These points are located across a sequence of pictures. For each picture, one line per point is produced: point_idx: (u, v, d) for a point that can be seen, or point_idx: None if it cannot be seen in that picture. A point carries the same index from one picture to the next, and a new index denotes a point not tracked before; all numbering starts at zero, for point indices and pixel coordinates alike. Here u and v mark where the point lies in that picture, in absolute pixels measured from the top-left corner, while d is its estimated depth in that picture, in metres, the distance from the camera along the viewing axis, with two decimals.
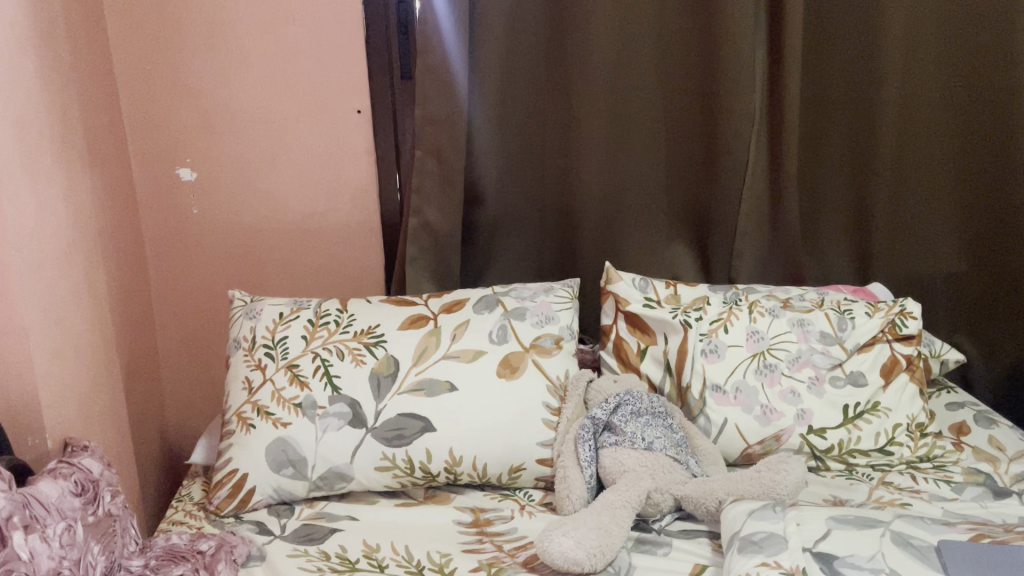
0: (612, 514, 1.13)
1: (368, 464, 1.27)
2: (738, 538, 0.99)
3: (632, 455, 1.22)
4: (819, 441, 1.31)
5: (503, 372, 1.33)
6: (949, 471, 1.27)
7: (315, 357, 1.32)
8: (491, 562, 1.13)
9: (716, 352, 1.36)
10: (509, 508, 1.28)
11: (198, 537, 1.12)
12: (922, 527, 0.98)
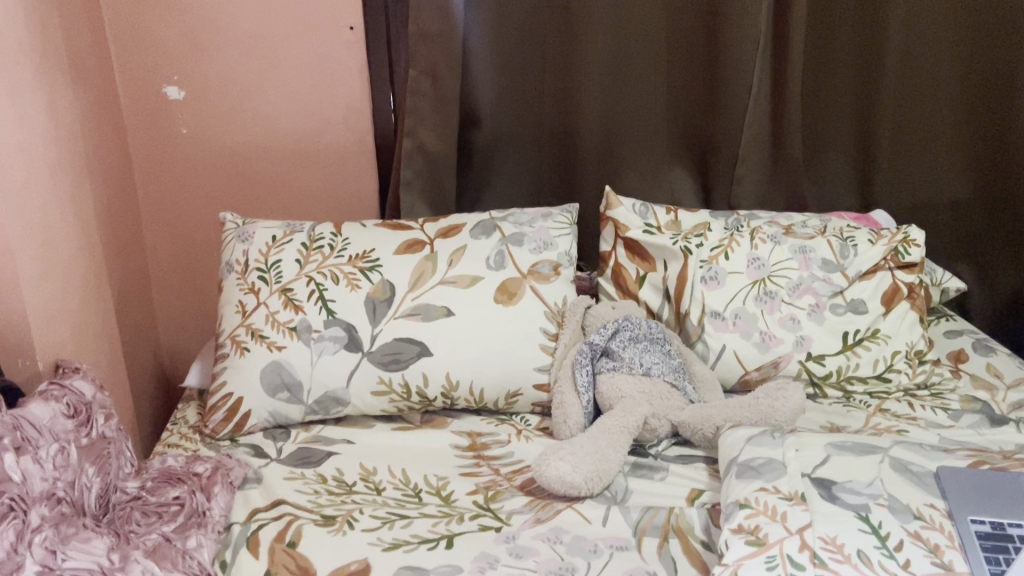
0: (610, 439, 1.13)
1: (364, 388, 1.26)
2: (736, 463, 0.99)
3: (629, 381, 1.22)
4: (818, 368, 1.31)
5: (501, 298, 1.31)
6: (946, 398, 1.27)
7: (310, 282, 1.29)
8: (489, 486, 1.13)
9: (717, 278, 1.34)
10: (506, 432, 1.28)
11: (194, 460, 1.11)
12: (921, 453, 0.98)
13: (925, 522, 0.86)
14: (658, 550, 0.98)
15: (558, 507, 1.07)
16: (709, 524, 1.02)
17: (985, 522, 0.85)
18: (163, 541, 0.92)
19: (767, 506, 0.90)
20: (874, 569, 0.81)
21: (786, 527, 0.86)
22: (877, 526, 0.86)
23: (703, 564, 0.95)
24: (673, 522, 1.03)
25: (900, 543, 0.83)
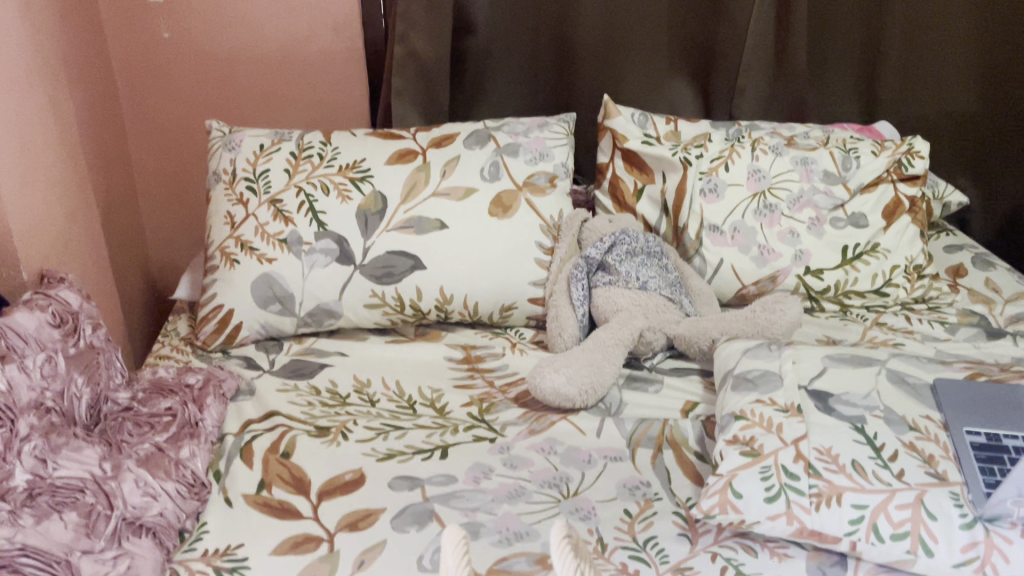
0: (605, 352, 1.12)
1: (357, 301, 1.24)
2: (731, 376, 0.99)
3: (625, 295, 1.20)
4: (816, 282, 1.29)
5: (495, 211, 1.28)
6: (943, 312, 1.26)
7: (300, 192, 1.26)
8: (483, 398, 1.13)
9: (716, 191, 1.31)
10: (501, 345, 1.27)
11: (185, 371, 1.10)
12: (918, 365, 0.98)
13: (921, 433, 0.86)
14: (652, 460, 0.98)
15: (552, 419, 1.07)
16: (703, 435, 1.02)
17: (980, 433, 0.85)
18: (156, 451, 0.92)
19: (763, 418, 0.89)
20: (868, 479, 0.81)
21: (781, 439, 0.86)
22: (873, 438, 0.85)
23: (697, 474, 0.96)
24: (667, 433, 1.03)
25: (894, 453, 0.83)
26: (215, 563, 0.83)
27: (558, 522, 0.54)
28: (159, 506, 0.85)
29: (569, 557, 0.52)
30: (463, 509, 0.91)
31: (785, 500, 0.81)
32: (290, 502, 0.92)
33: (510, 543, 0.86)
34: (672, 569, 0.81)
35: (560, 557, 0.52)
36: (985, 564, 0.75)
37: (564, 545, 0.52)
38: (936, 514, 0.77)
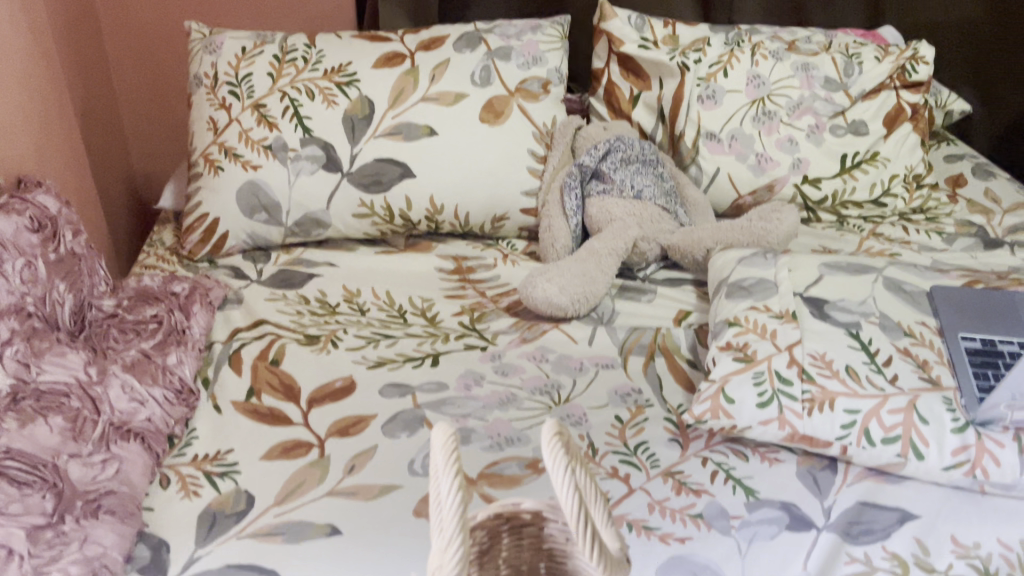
0: (598, 261, 1.11)
1: (345, 209, 1.22)
2: (726, 284, 0.97)
3: (620, 204, 1.18)
4: (813, 193, 1.27)
5: (486, 118, 1.24)
6: (940, 223, 1.25)
7: (284, 97, 1.21)
8: (475, 308, 1.11)
9: (714, 98, 1.27)
10: (492, 257, 1.25)
11: (170, 279, 1.09)
12: (916, 273, 0.96)
13: (915, 339, 0.85)
14: (644, 368, 0.98)
15: (544, 328, 1.06)
16: (695, 344, 1.01)
17: (975, 339, 0.85)
18: (142, 357, 0.91)
19: (757, 324, 0.88)
20: (861, 384, 0.80)
21: (775, 345, 0.85)
22: (868, 344, 0.85)
23: (689, 382, 0.95)
24: (659, 342, 1.02)
25: (889, 359, 0.83)
26: (205, 468, 0.83)
27: (549, 421, 0.53)
28: (147, 412, 0.84)
29: (560, 452, 0.50)
30: (455, 416, 0.90)
31: (777, 405, 0.80)
32: (280, 409, 0.91)
33: (501, 449, 0.86)
34: (663, 473, 0.81)
35: (551, 453, 0.50)
36: (975, 468, 0.75)
37: (555, 440, 0.51)
38: (928, 418, 0.77)
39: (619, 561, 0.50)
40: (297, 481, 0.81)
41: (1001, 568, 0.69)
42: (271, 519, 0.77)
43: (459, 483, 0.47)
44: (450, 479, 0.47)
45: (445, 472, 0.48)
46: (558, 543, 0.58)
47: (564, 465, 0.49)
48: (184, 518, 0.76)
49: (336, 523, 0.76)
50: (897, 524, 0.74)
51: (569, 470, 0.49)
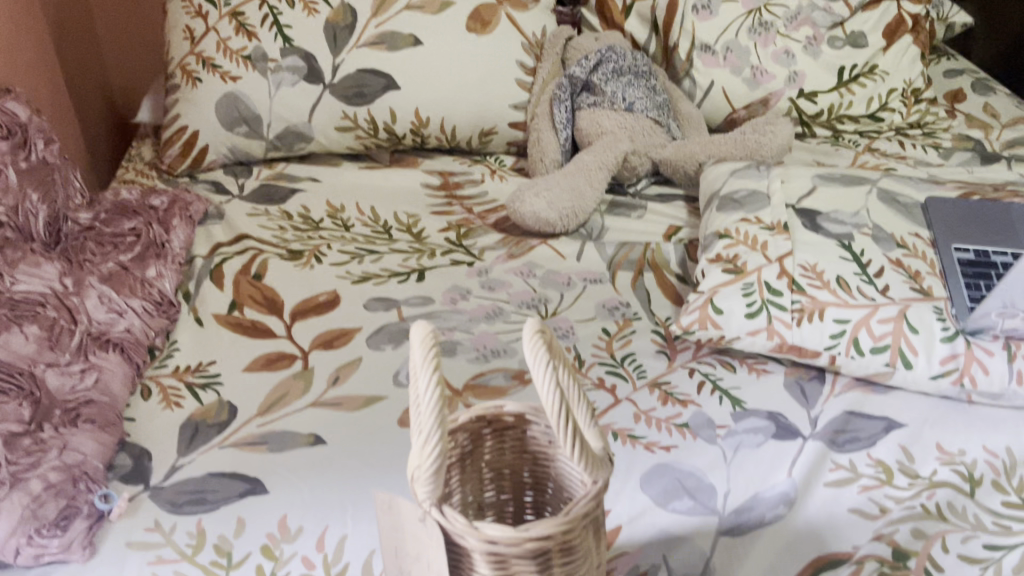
0: (587, 176, 1.08)
1: (327, 123, 1.18)
2: (718, 197, 0.95)
3: (610, 117, 1.15)
4: (809, 106, 1.24)
5: (473, 27, 1.20)
6: (938, 138, 1.22)
7: (263, 5, 1.16)
8: (461, 225, 1.08)
9: (709, 8, 1.22)
10: (480, 173, 1.22)
11: (148, 193, 1.06)
12: (911, 185, 0.94)
13: (908, 251, 0.84)
14: (632, 282, 0.96)
15: (532, 245, 1.04)
16: (685, 259, 0.99)
17: (968, 251, 0.83)
18: (120, 270, 0.89)
19: (747, 236, 0.87)
20: (851, 294, 0.79)
21: (765, 256, 0.84)
22: (859, 255, 0.83)
23: (677, 296, 0.94)
24: (648, 257, 1.00)
25: (881, 270, 0.82)
26: (187, 379, 0.82)
27: (531, 319, 0.50)
28: (126, 323, 0.83)
29: (541, 350, 0.48)
30: (441, 329, 0.89)
31: (766, 316, 0.79)
32: (263, 322, 0.90)
33: (487, 361, 0.85)
34: (649, 384, 0.80)
35: (532, 353, 0.48)
36: (963, 377, 0.74)
37: (536, 338, 0.48)
38: (917, 327, 0.76)
39: (602, 462, 0.48)
40: (280, 392, 0.80)
41: (986, 473, 0.68)
42: (254, 429, 0.76)
43: (437, 380, 0.45)
44: (428, 376, 0.45)
45: (423, 368, 0.46)
46: (539, 445, 0.58)
47: (545, 363, 0.47)
48: (166, 427, 0.76)
49: (320, 433, 0.75)
50: (883, 433, 0.73)
51: (552, 369, 0.47)
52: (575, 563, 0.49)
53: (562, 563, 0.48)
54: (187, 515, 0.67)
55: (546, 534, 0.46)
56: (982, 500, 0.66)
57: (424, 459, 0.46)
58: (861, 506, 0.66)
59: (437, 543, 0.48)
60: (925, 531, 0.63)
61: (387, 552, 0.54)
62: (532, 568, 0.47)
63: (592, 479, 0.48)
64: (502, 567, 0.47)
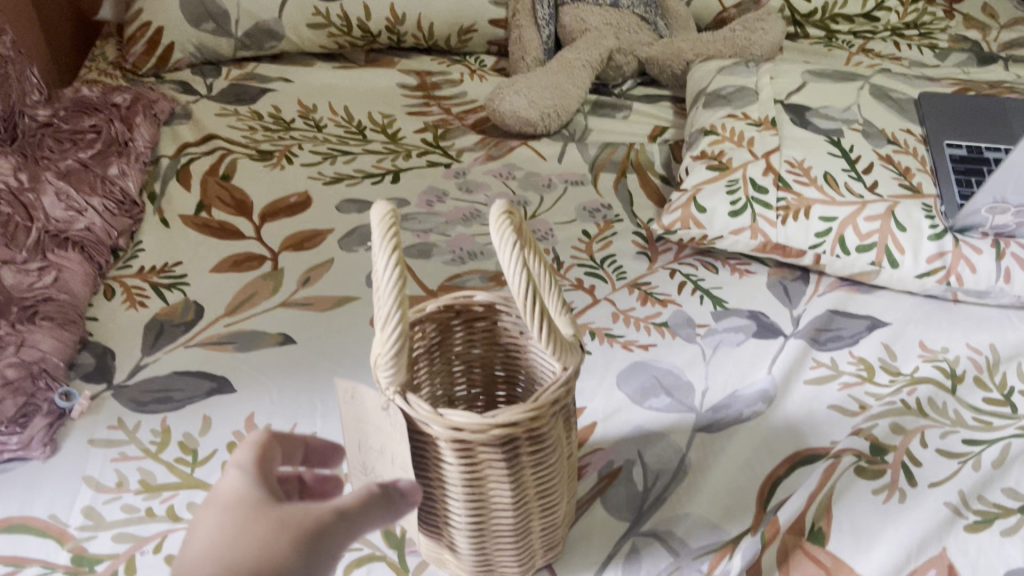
0: (570, 74, 1.04)
1: (298, 19, 1.13)
2: (704, 94, 0.91)
3: (595, 13, 1.11)
4: (802, 5, 1.18)
5: None
6: (934, 38, 1.18)
7: None
8: (439, 126, 1.04)
9: None
10: (458, 73, 1.17)
11: (111, 90, 1.01)
12: (905, 81, 0.91)
13: (899, 147, 0.81)
14: (615, 185, 0.92)
15: (512, 146, 0.99)
16: (670, 160, 0.96)
17: (961, 147, 0.81)
18: (80, 167, 0.86)
19: (733, 132, 0.84)
20: (839, 191, 0.77)
21: (751, 152, 0.81)
22: (849, 151, 0.81)
23: (659, 196, 0.91)
24: (632, 158, 0.96)
25: (869, 166, 0.79)
26: (152, 280, 0.79)
27: (498, 201, 0.47)
28: (86, 222, 0.80)
29: (508, 232, 0.45)
30: (416, 231, 0.86)
31: (750, 214, 0.76)
32: (232, 223, 0.87)
33: (463, 262, 0.82)
34: (629, 285, 0.78)
35: (499, 234, 0.45)
36: (949, 275, 0.72)
37: (503, 219, 0.45)
38: (905, 225, 0.74)
39: (572, 348, 0.46)
40: (249, 293, 0.78)
41: (968, 370, 0.67)
42: (221, 329, 0.74)
43: (397, 261, 0.43)
44: (386, 257, 0.42)
45: (381, 249, 0.43)
46: (510, 335, 0.57)
47: (512, 245, 0.44)
48: (130, 327, 0.73)
49: (289, 333, 0.73)
50: (866, 332, 0.72)
51: (518, 252, 0.44)
52: (544, 452, 0.47)
53: (531, 451, 0.46)
54: (151, 414, 0.65)
55: (513, 421, 0.44)
56: (963, 397, 0.65)
57: (384, 344, 0.43)
58: (840, 403, 0.65)
59: (400, 433, 0.46)
60: (905, 426, 0.62)
61: (348, 445, 0.52)
62: (499, 457, 0.45)
63: (562, 366, 0.47)
64: (467, 456, 0.45)
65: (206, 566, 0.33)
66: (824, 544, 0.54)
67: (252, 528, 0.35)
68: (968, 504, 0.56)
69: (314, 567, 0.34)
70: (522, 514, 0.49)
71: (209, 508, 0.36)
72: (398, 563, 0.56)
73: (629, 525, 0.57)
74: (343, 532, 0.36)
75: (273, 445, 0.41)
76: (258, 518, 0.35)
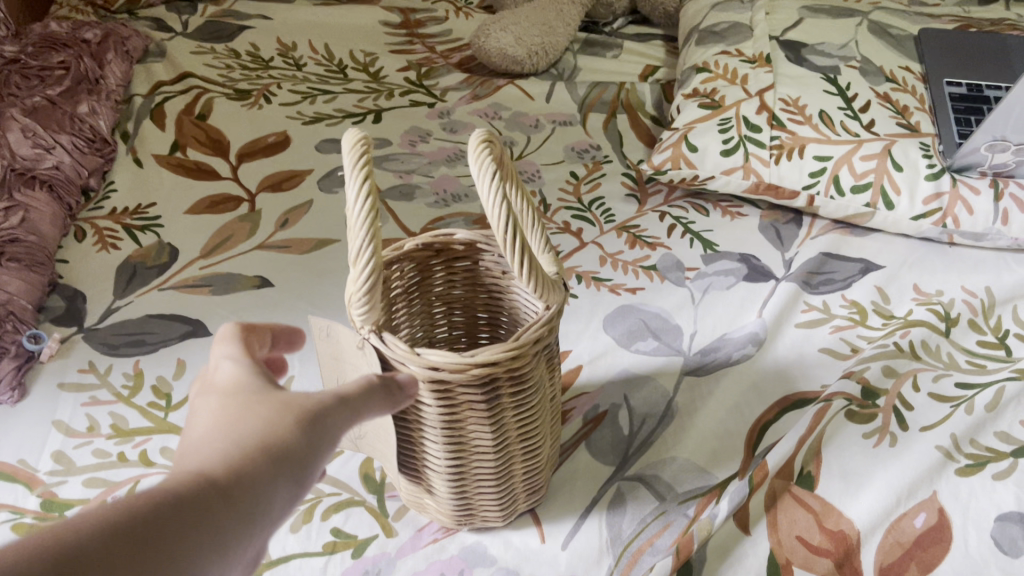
0: (559, 11, 1.01)
1: None
2: (697, 31, 0.88)
3: None
4: None
5: None
6: None
7: None
8: (423, 64, 1.00)
9: None
10: (443, 10, 1.13)
11: (80, 26, 0.96)
12: (903, 18, 0.88)
13: (897, 86, 0.79)
14: (604, 125, 0.89)
15: (498, 84, 0.96)
16: (661, 100, 0.93)
17: (960, 85, 0.78)
18: (48, 104, 0.82)
19: (727, 70, 0.81)
20: (834, 130, 0.74)
21: (745, 90, 0.78)
22: (845, 89, 0.78)
23: (650, 137, 0.88)
24: (622, 98, 0.93)
25: (867, 105, 0.77)
26: (124, 222, 0.76)
27: (477, 129, 0.44)
28: (54, 160, 0.77)
29: (488, 161, 0.42)
30: (398, 172, 0.84)
31: (743, 153, 0.74)
32: (207, 164, 0.84)
33: (447, 204, 0.80)
34: (617, 228, 0.76)
35: (478, 164, 0.43)
36: (946, 217, 0.71)
37: (482, 148, 0.43)
38: (902, 165, 0.72)
39: (555, 285, 0.45)
40: (226, 235, 0.75)
41: (962, 313, 0.65)
42: (196, 272, 0.71)
43: (369, 190, 0.40)
44: (357, 186, 0.40)
45: (352, 177, 0.40)
46: (491, 275, 0.56)
47: (491, 175, 0.42)
48: (101, 269, 0.71)
49: (267, 276, 0.71)
50: (859, 275, 0.70)
51: (499, 183, 0.42)
52: (526, 393, 0.45)
53: (512, 392, 0.44)
54: (124, 357, 0.63)
55: (494, 360, 0.42)
56: (957, 340, 0.63)
57: (357, 278, 0.41)
58: (831, 346, 0.64)
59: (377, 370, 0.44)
60: (897, 370, 0.60)
61: (327, 378, 0.50)
62: (478, 399, 0.43)
63: (545, 304, 0.45)
64: (445, 397, 0.43)
65: (213, 442, 0.32)
66: (812, 487, 0.53)
67: (257, 407, 0.34)
68: (960, 447, 0.55)
69: (320, 446, 0.34)
70: (503, 457, 0.48)
71: (207, 396, 0.35)
72: (377, 508, 0.54)
73: (614, 470, 0.56)
74: (344, 414, 0.36)
75: (253, 337, 0.39)
76: (260, 399, 0.35)
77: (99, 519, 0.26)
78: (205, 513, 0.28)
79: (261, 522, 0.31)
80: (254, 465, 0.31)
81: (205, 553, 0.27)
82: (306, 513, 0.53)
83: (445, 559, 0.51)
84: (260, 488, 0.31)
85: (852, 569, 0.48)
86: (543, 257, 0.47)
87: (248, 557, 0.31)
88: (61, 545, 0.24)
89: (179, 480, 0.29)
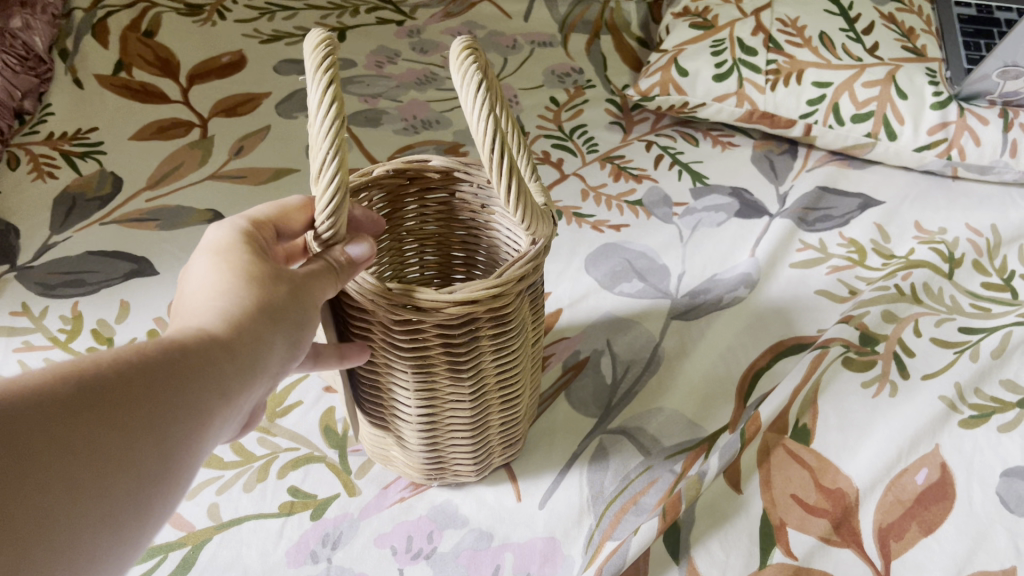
0: None
1: None
2: None
3: None
4: None
5: None
6: None
7: None
8: None
9: None
10: None
11: None
12: None
13: (903, 6, 0.73)
14: (587, 47, 0.83)
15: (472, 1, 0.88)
16: (648, 21, 0.86)
17: (970, 6, 0.73)
18: None
19: None
20: (835, 53, 0.69)
21: (739, 10, 0.73)
22: (848, 8, 0.72)
23: (637, 62, 0.82)
24: (607, 18, 0.86)
25: (870, 27, 0.71)
26: (63, 148, 0.70)
27: (461, 36, 0.39)
28: None
29: (473, 69, 0.36)
30: (363, 96, 0.77)
31: (737, 78, 0.68)
32: (154, 85, 0.77)
33: (416, 132, 0.74)
34: (600, 158, 0.71)
35: (460, 74, 0.37)
36: (951, 148, 0.66)
37: (466, 55, 0.37)
38: (907, 92, 0.66)
39: (544, 217, 0.39)
40: (174, 163, 0.69)
41: (967, 253, 0.61)
42: (143, 205, 0.65)
43: (334, 94, 0.34)
44: (320, 91, 0.34)
45: (313, 81, 0.34)
46: (469, 209, 0.51)
47: (478, 83, 0.36)
48: (37, 201, 0.65)
49: (219, 210, 0.65)
50: (858, 211, 0.65)
51: (486, 94, 0.36)
52: (508, 336, 0.40)
53: (492, 335, 0.39)
54: (61, 298, 0.58)
55: (474, 298, 0.36)
56: (960, 282, 0.59)
57: (319, 198, 0.34)
58: (828, 287, 0.59)
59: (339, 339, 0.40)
60: (897, 314, 0.56)
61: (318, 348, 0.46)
62: (453, 341, 0.38)
63: (531, 240, 0.40)
64: (415, 340, 0.38)
65: (219, 293, 0.31)
66: (808, 442, 0.49)
67: (246, 266, 0.33)
68: (965, 398, 0.51)
69: (309, 310, 0.34)
70: (480, 405, 0.43)
71: (196, 253, 0.33)
72: (338, 464, 0.50)
73: (596, 422, 0.52)
74: (330, 280, 0.35)
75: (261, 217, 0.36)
76: (252, 259, 0.33)
77: (115, 360, 0.27)
78: (209, 363, 0.29)
79: (260, 375, 0.31)
80: (252, 323, 0.31)
81: (210, 397, 0.28)
82: (261, 471, 0.49)
83: (413, 520, 0.47)
84: (259, 345, 0.31)
85: (851, 530, 0.45)
86: (532, 185, 0.42)
87: (248, 407, 0.32)
88: (82, 376, 0.25)
89: (181, 334, 0.29)
